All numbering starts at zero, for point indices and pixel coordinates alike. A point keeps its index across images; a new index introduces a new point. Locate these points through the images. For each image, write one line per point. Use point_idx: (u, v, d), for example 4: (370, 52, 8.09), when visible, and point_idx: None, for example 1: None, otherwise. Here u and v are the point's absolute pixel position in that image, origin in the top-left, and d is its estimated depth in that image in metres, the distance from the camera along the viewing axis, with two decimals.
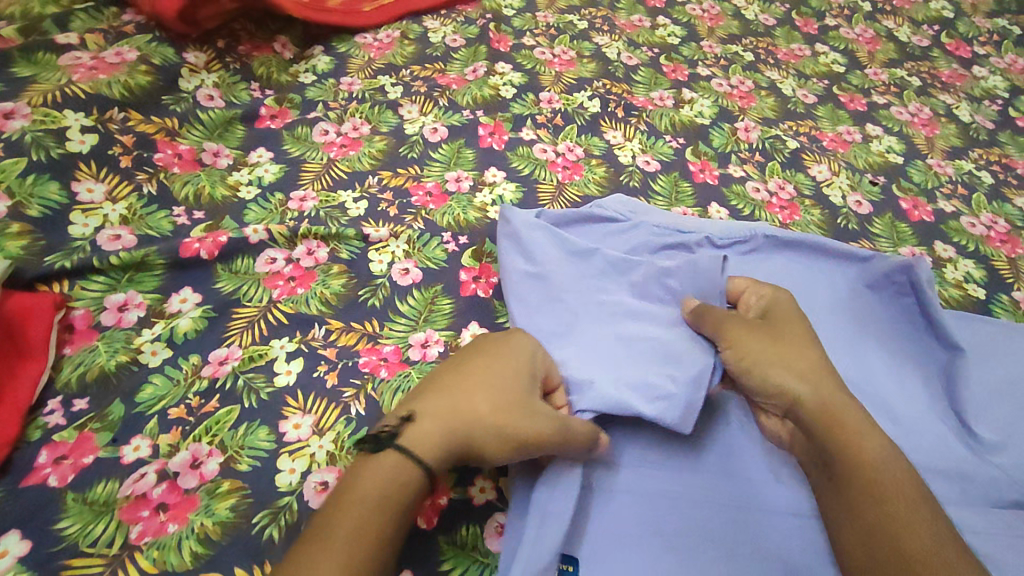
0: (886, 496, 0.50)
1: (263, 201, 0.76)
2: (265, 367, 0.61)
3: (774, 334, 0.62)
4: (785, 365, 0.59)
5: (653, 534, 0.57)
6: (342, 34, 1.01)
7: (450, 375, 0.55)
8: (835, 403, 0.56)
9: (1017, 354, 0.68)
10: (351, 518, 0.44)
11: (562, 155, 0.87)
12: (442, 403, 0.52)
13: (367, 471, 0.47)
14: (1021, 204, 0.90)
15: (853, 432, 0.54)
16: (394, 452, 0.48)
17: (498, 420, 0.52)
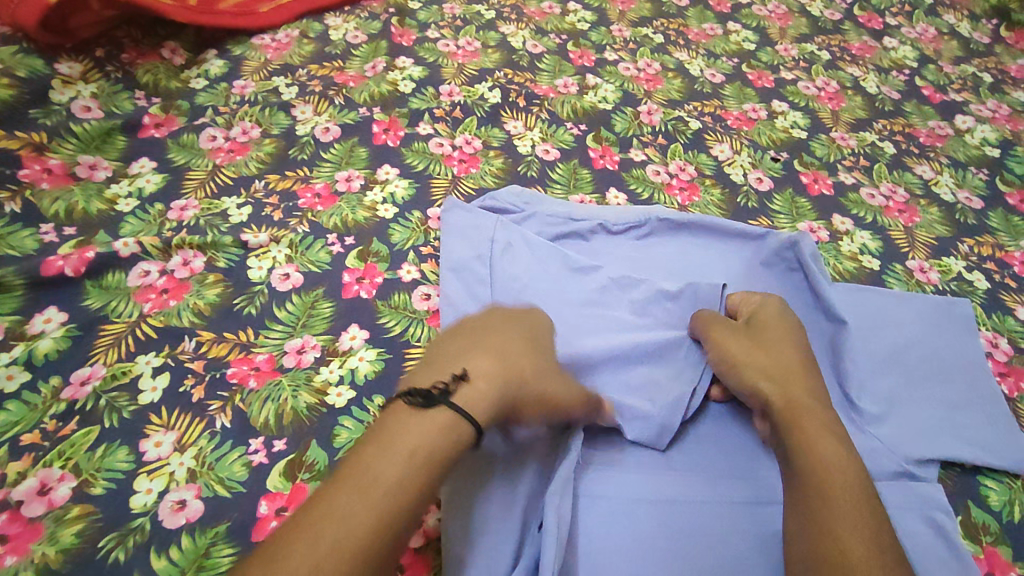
0: (837, 500, 0.49)
1: (142, 212, 0.73)
2: (129, 384, 0.59)
3: (760, 334, 0.62)
4: (768, 366, 0.59)
5: (630, 537, 0.54)
6: (239, 37, 0.97)
7: (483, 333, 0.52)
8: (807, 404, 0.56)
9: (897, 325, 0.69)
10: (395, 465, 0.40)
11: (459, 149, 0.85)
12: (489, 360, 0.49)
13: (419, 425, 0.42)
14: (920, 172, 0.90)
15: (816, 435, 0.53)
16: (449, 410, 0.44)
17: (534, 384, 0.50)
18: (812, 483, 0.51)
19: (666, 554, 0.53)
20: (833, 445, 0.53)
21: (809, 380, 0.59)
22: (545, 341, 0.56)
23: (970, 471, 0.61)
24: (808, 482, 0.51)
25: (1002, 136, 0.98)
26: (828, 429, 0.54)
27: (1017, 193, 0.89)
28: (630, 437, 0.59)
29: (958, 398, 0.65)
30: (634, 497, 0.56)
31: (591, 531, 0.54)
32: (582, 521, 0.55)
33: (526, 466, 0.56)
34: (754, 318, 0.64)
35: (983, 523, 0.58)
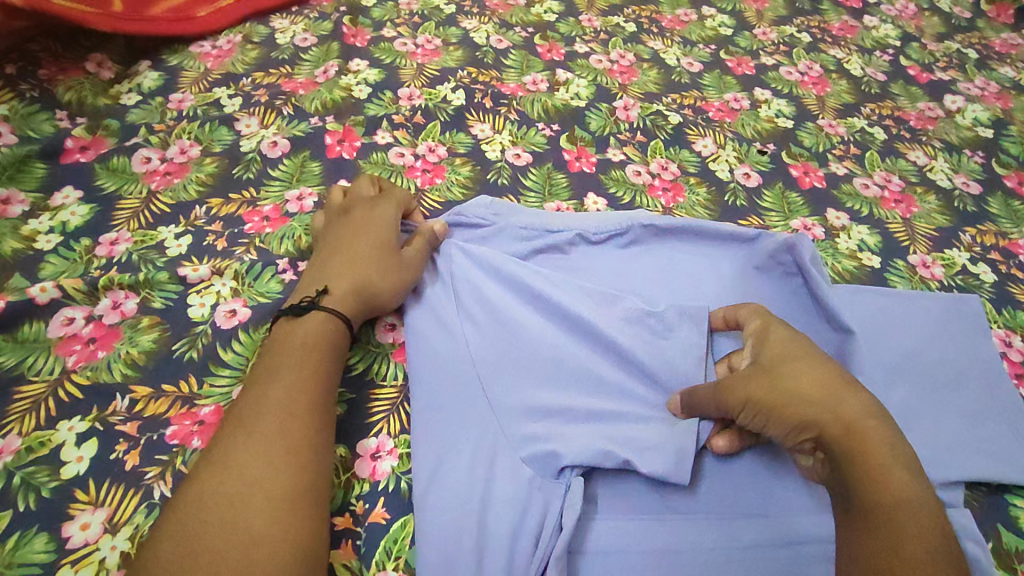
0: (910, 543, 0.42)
1: (66, 249, 0.65)
2: (51, 457, 0.51)
3: (776, 367, 0.51)
4: (803, 403, 0.48)
5: None
6: (175, 45, 0.88)
7: (332, 236, 0.63)
8: (869, 427, 0.47)
9: (905, 329, 0.64)
10: (301, 333, 0.54)
11: (422, 158, 0.78)
12: (343, 266, 0.59)
13: (297, 331, 0.54)
14: (914, 158, 0.85)
15: (885, 465, 0.45)
16: (316, 314, 0.55)
17: (386, 268, 0.59)
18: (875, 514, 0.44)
19: None
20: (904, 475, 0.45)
21: (862, 397, 0.49)
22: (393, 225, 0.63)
23: (996, 490, 0.57)
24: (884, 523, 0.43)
25: (994, 115, 0.94)
26: (898, 453, 0.46)
27: (1015, 175, 0.85)
28: (644, 469, 0.52)
29: (979, 406, 0.60)
30: (635, 549, 0.50)
31: None
32: None
33: (512, 523, 0.49)
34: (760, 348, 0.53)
35: (1015, 548, 0.53)
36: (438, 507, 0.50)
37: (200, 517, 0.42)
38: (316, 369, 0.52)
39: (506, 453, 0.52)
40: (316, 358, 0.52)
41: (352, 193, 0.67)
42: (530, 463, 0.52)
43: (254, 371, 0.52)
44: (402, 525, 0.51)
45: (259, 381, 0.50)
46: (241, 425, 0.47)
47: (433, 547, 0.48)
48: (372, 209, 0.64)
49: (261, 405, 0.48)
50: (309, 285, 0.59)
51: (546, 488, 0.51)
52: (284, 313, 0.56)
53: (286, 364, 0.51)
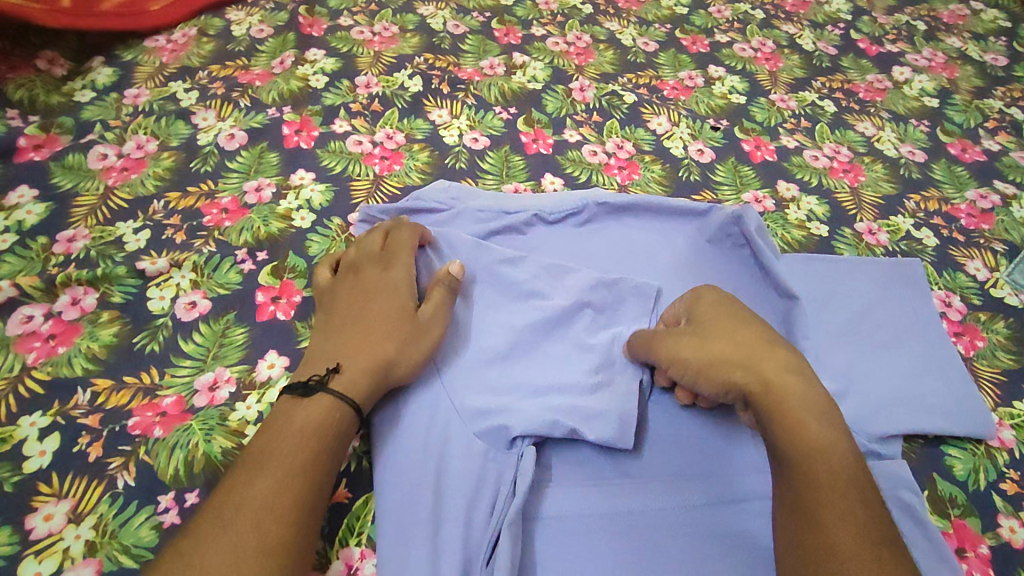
0: (822, 489, 0.44)
1: (22, 247, 0.65)
2: (13, 452, 0.52)
3: (704, 328, 0.54)
4: (723, 354, 0.52)
5: (595, 561, 0.50)
6: (128, 40, 0.87)
7: (343, 302, 0.57)
8: (785, 379, 0.50)
9: (849, 293, 0.67)
10: (308, 407, 0.49)
11: (380, 145, 0.79)
12: (356, 342, 0.53)
13: (300, 412, 0.48)
14: (863, 129, 0.88)
15: (800, 415, 0.48)
16: (324, 396, 0.49)
17: (403, 340, 0.54)
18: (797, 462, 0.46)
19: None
20: (817, 424, 0.47)
21: (780, 352, 0.52)
22: (407, 289, 0.57)
23: (932, 442, 0.60)
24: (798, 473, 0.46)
25: (939, 84, 0.96)
26: (816, 405, 0.48)
27: (958, 142, 0.88)
28: (592, 437, 0.54)
29: (917, 364, 0.63)
30: (589, 513, 0.52)
31: (552, 553, 0.50)
32: (541, 545, 0.51)
33: (466, 494, 0.51)
34: (693, 308, 0.56)
35: (948, 494, 0.57)
36: (395, 480, 0.51)
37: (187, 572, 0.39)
38: (309, 462, 0.46)
39: (458, 428, 0.53)
40: (313, 447, 0.46)
41: (360, 256, 0.60)
42: (482, 436, 0.53)
43: (245, 453, 0.46)
44: (363, 502, 0.52)
45: (249, 465, 0.45)
46: (236, 484, 0.44)
47: (394, 518, 0.50)
48: (386, 273, 0.58)
49: (242, 496, 0.43)
50: (320, 358, 0.53)
51: (499, 459, 0.53)
52: (288, 391, 0.50)
53: (289, 430, 0.47)
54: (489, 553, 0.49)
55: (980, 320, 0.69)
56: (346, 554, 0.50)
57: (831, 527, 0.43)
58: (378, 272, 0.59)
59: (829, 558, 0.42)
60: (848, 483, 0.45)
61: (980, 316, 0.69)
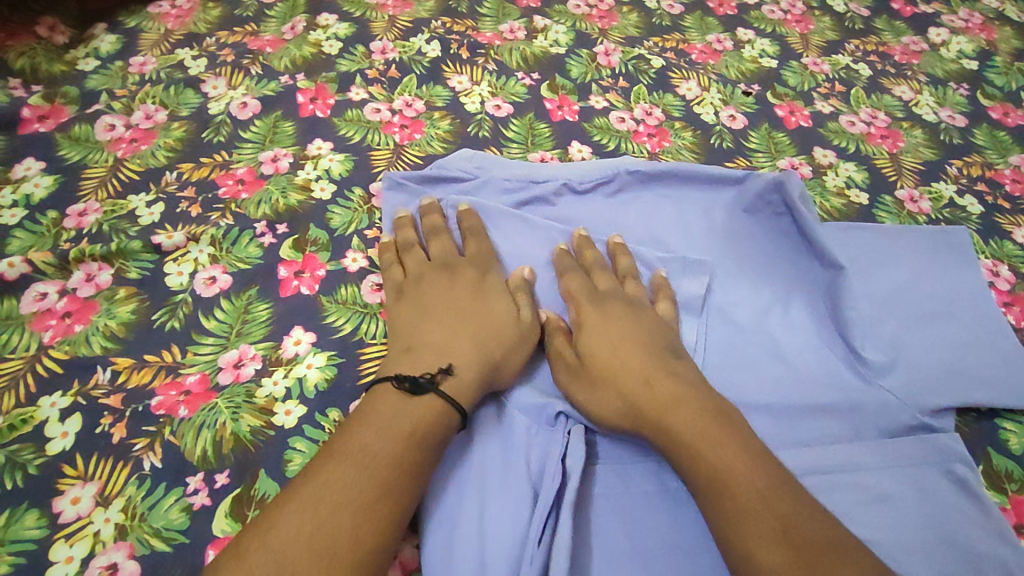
0: (742, 508, 0.42)
1: (31, 222, 0.62)
2: (34, 433, 0.50)
3: (594, 355, 0.53)
4: (614, 390, 0.50)
5: (647, 542, 0.48)
6: (131, 6, 0.83)
7: (439, 298, 0.56)
8: (668, 410, 0.48)
9: (894, 261, 0.64)
10: (415, 412, 0.47)
11: (399, 113, 0.76)
12: (465, 341, 0.52)
13: (409, 415, 0.46)
14: (899, 94, 0.84)
15: (687, 442, 0.46)
16: (439, 400, 0.48)
17: (510, 346, 0.53)
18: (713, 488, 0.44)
19: (683, 558, 0.48)
20: (711, 446, 0.45)
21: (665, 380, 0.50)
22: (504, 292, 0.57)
23: (986, 415, 0.57)
24: (715, 495, 0.43)
25: (978, 46, 0.92)
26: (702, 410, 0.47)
27: (1000, 106, 0.84)
28: None
29: (969, 335, 0.60)
30: (638, 491, 0.50)
31: (606, 532, 0.48)
32: (595, 524, 0.49)
33: (510, 475, 0.49)
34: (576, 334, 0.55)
35: (1005, 470, 0.55)
36: (437, 463, 0.50)
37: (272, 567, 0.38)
38: (412, 467, 0.45)
39: (498, 409, 0.53)
40: (414, 453, 0.45)
41: (447, 255, 0.59)
42: (524, 412, 0.53)
43: (341, 442, 0.45)
44: None
45: (352, 459, 0.44)
46: (329, 482, 0.42)
47: (439, 501, 0.48)
48: (483, 273, 0.58)
49: (342, 496, 0.42)
50: (427, 352, 0.51)
51: (543, 437, 0.51)
52: (395, 381, 0.48)
53: (396, 429, 0.45)
54: (542, 533, 0.46)
55: None
56: None
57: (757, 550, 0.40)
58: (473, 274, 0.58)
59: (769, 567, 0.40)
60: (761, 491, 0.43)
61: None
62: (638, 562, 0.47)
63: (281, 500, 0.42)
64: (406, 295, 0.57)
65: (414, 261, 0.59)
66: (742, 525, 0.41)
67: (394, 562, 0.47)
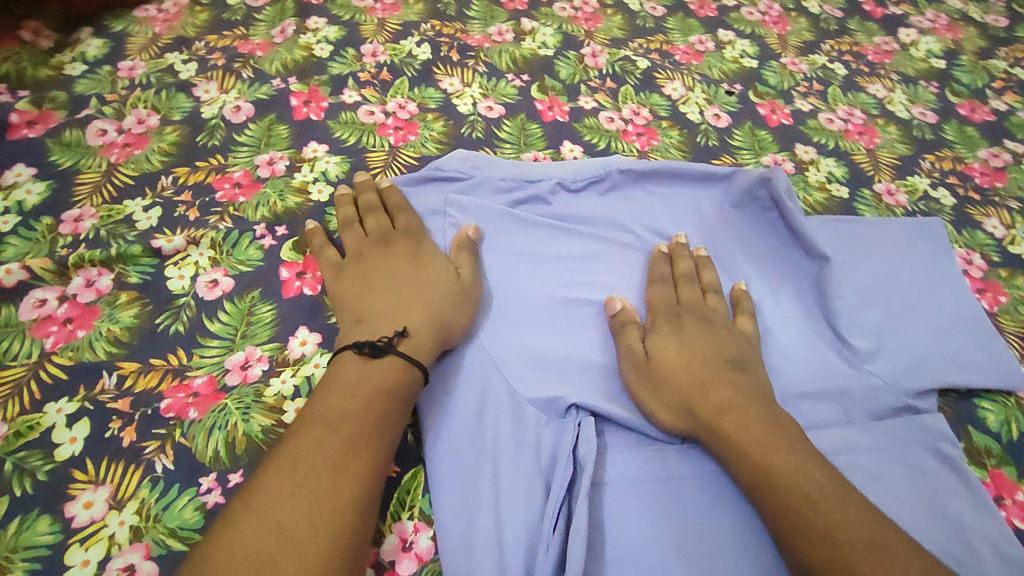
0: (806, 508, 0.45)
1: (25, 228, 0.61)
2: (42, 440, 0.50)
3: (660, 363, 0.55)
4: (678, 394, 0.53)
5: (660, 527, 0.50)
6: (116, 10, 0.83)
7: (382, 272, 0.59)
8: (731, 412, 0.50)
9: (876, 251, 0.67)
10: (378, 371, 0.49)
11: (393, 115, 0.76)
12: (411, 306, 0.55)
13: (373, 372, 0.49)
14: (874, 92, 0.88)
15: (752, 441, 0.48)
16: (394, 357, 0.50)
17: (457, 303, 0.57)
18: (774, 486, 0.46)
19: (693, 542, 0.49)
20: (778, 451, 0.48)
21: (730, 385, 0.52)
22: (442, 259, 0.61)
23: (966, 396, 0.61)
24: (775, 496, 0.46)
25: (946, 46, 0.96)
26: (764, 421, 0.49)
27: (967, 103, 0.88)
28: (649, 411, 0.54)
29: (947, 321, 0.64)
30: (645, 478, 0.52)
31: (621, 520, 0.50)
32: (610, 512, 0.50)
33: (524, 468, 0.50)
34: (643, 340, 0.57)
35: (984, 446, 0.58)
36: (451, 457, 0.51)
37: (257, 528, 0.40)
38: (377, 421, 0.47)
39: (512, 405, 0.53)
40: (382, 407, 0.48)
41: (378, 230, 0.62)
42: (534, 403, 0.53)
43: (311, 411, 0.47)
44: (412, 476, 0.51)
45: (322, 422, 0.46)
46: (301, 442, 0.45)
47: (453, 495, 0.50)
48: (417, 244, 0.62)
49: (317, 453, 0.44)
50: (378, 321, 0.54)
51: (555, 428, 0.53)
52: (352, 349, 0.51)
53: (361, 389, 0.48)
54: (556, 520, 0.48)
55: (1002, 277, 0.70)
56: (399, 529, 0.49)
57: (808, 549, 0.44)
58: (408, 245, 0.61)
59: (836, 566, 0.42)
60: (823, 491, 0.45)
61: (1001, 273, 0.70)
62: (649, 547, 0.49)
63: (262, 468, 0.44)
64: (348, 271, 0.59)
65: (354, 240, 0.62)
66: (804, 524, 0.44)
67: (410, 554, 0.48)
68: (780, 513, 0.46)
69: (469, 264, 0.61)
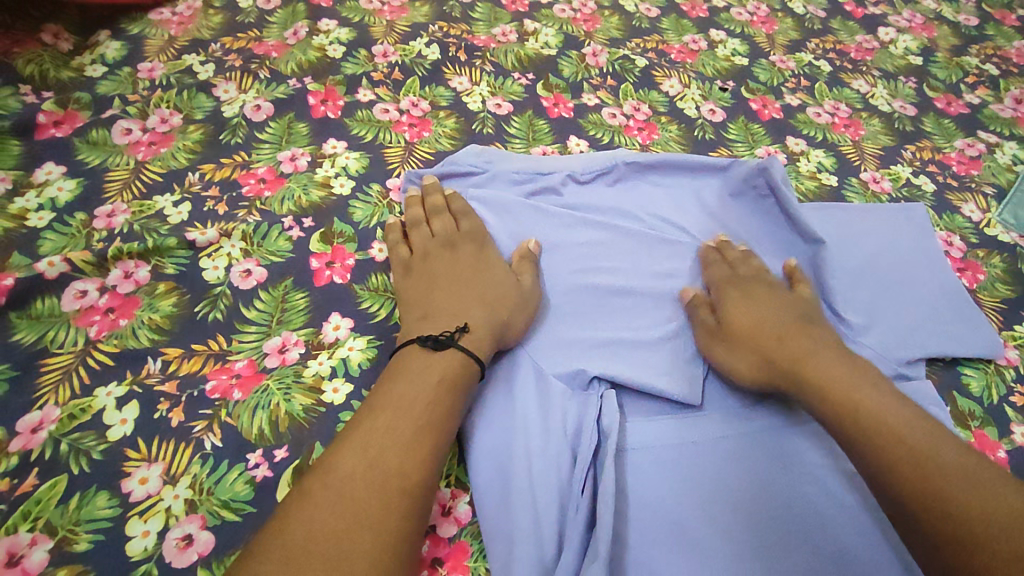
0: (906, 448, 0.48)
1: (61, 224, 0.64)
2: (94, 421, 0.52)
3: (739, 331, 0.60)
4: (759, 358, 0.58)
5: (678, 487, 0.54)
6: (132, 13, 0.85)
7: (447, 272, 0.62)
8: (810, 370, 0.55)
9: (864, 234, 0.72)
10: (440, 363, 0.53)
11: (407, 113, 0.80)
12: (473, 305, 0.59)
13: (435, 364, 0.52)
14: (857, 87, 0.93)
15: (840, 393, 0.53)
16: (457, 351, 0.54)
17: (516, 307, 0.60)
18: (866, 430, 0.50)
19: (710, 499, 0.53)
20: (868, 398, 0.52)
21: (810, 345, 0.57)
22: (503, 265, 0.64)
23: (951, 363, 0.66)
24: (871, 437, 0.50)
25: (922, 43, 1.02)
26: (835, 360, 0.55)
27: (943, 97, 0.94)
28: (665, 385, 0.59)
29: (931, 298, 0.69)
30: (662, 443, 0.56)
31: (642, 482, 0.54)
32: (633, 474, 0.54)
33: (554, 437, 0.54)
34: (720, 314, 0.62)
35: (968, 409, 0.63)
36: (485, 429, 0.55)
37: (335, 502, 0.43)
38: (442, 410, 0.50)
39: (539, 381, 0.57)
40: (444, 398, 0.51)
41: (446, 232, 0.65)
42: (559, 377, 0.58)
43: (380, 396, 0.50)
44: None
45: (391, 408, 0.49)
46: (373, 427, 0.47)
47: (489, 465, 0.53)
48: (482, 249, 0.65)
49: (388, 437, 0.47)
50: (439, 317, 0.58)
51: (579, 400, 0.57)
52: (418, 343, 0.54)
53: (426, 380, 0.51)
54: (584, 482, 0.52)
55: (979, 256, 0.75)
56: (439, 496, 0.53)
57: (917, 485, 0.47)
58: (473, 249, 0.65)
59: (943, 498, 0.45)
60: (915, 433, 0.49)
61: (979, 252, 0.76)
62: (668, 505, 0.53)
63: (333, 447, 0.46)
64: (414, 270, 0.63)
65: (420, 240, 0.65)
66: (910, 464, 0.48)
67: (450, 518, 0.52)
68: (877, 456, 0.49)
69: (531, 272, 0.64)
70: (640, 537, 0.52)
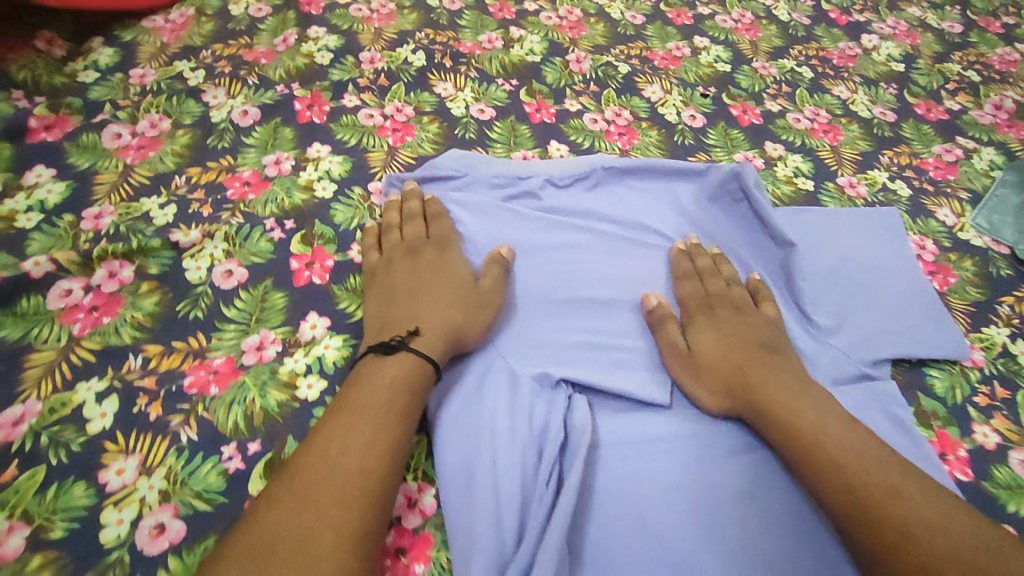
0: (850, 467, 0.50)
1: (49, 225, 0.66)
2: (74, 415, 0.54)
3: (698, 353, 0.61)
4: (717, 377, 0.59)
5: (643, 482, 0.55)
6: (126, 21, 0.87)
7: (408, 277, 0.64)
8: (765, 389, 0.57)
9: (838, 237, 0.74)
10: (392, 366, 0.54)
11: (391, 118, 0.82)
12: (431, 311, 0.60)
13: (387, 367, 0.54)
14: (838, 93, 0.95)
15: (790, 411, 0.55)
16: (407, 354, 0.55)
17: (472, 309, 0.61)
18: (809, 445, 0.53)
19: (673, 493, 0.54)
20: (811, 415, 0.54)
21: (773, 366, 0.59)
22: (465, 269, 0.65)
23: (919, 365, 0.67)
24: (816, 457, 0.52)
25: (904, 50, 1.03)
26: (795, 388, 0.56)
27: (924, 103, 0.95)
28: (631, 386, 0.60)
29: (902, 300, 0.70)
30: (629, 439, 0.57)
31: (609, 477, 0.55)
32: (601, 469, 0.56)
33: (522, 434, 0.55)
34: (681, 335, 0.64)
35: (933, 410, 0.64)
36: (451, 426, 0.56)
37: (293, 502, 0.45)
38: (401, 411, 0.52)
39: (507, 380, 0.58)
40: (401, 398, 0.52)
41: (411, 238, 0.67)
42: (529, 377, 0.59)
43: (341, 399, 0.52)
44: (417, 443, 0.57)
45: (348, 411, 0.51)
46: (331, 430, 0.49)
47: (456, 458, 0.54)
48: (444, 254, 0.66)
49: (346, 438, 0.49)
50: (398, 323, 0.59)
51: (546, 399, 0.58)
52: (373, 349, 0.56)
53: (381, 382, 0.53)
54: (549, 478, 0.54)
55: (952, 260, 0.76)
56: (405, 489, 0.55)
57: (853, 502, 0.49)
58: (436, 254, 0.66)
59: (888, 516, 0.48)
60: (863, 450, 0.51)
61: (951, 256, 0.77)
62: (630, 499, 0.54)
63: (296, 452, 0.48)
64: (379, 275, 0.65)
65: (388, 246, 0.67)
66: (858, 484, 0.49)
67: (415, 510, 0.54)
68: (821, 471, 0.51)
69: (492, 275, 0.65)
70: (602, 530, 0.53)
